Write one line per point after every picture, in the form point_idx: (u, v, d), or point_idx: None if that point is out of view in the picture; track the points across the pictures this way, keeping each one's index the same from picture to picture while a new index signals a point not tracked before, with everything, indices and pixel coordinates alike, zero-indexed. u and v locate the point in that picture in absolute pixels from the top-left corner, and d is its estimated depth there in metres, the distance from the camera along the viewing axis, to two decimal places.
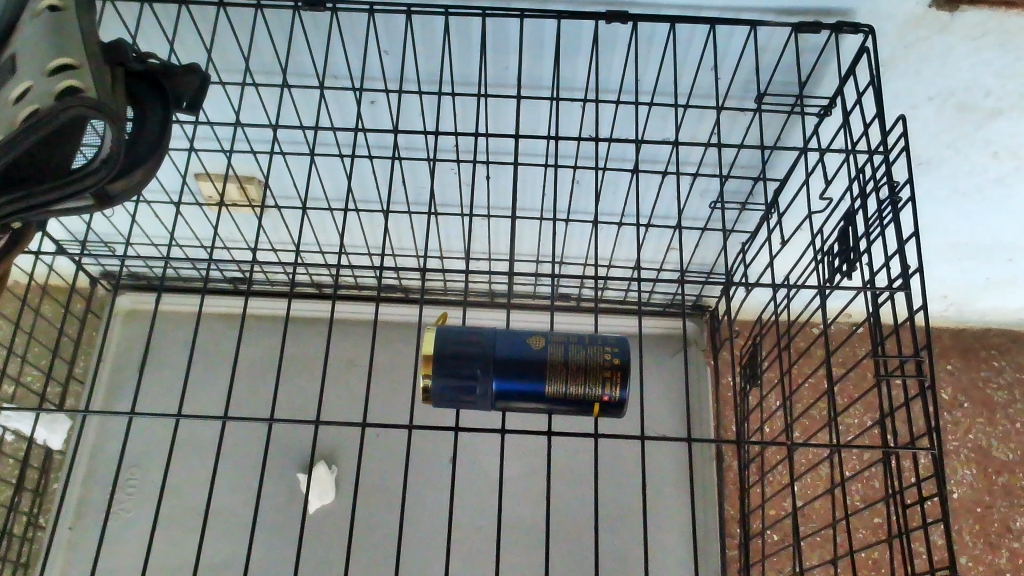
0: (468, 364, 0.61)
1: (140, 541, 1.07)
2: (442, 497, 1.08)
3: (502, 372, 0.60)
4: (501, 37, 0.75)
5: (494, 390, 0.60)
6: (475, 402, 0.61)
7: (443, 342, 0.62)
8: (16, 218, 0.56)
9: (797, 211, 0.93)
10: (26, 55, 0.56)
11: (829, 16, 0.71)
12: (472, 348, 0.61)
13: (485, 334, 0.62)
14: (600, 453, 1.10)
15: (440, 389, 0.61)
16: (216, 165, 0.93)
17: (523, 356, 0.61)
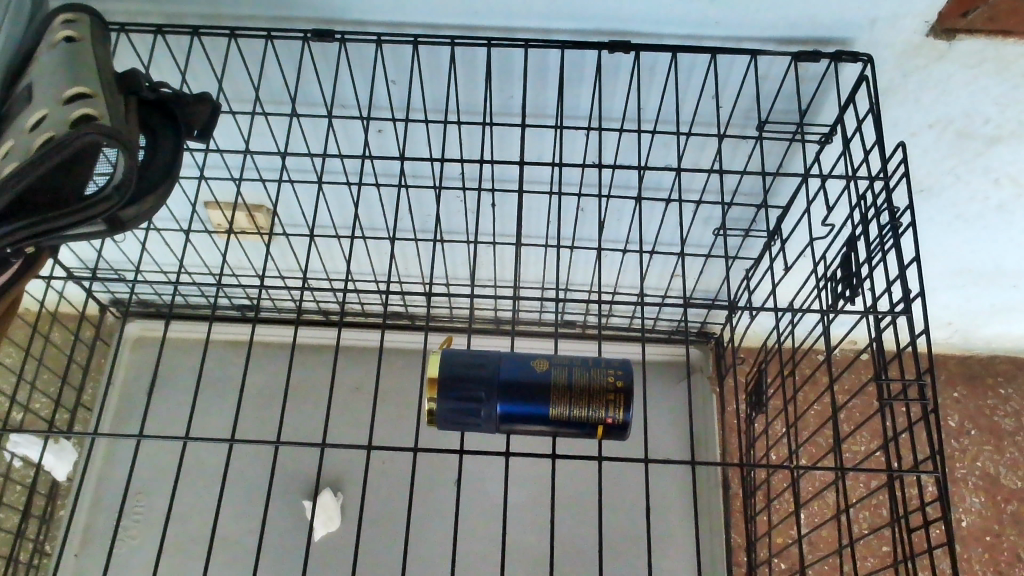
0: (473, 388, 0.61)
1: (146, 568, 1.07)
2: (447, 524, 1.08)
3: (506, 394, 0.61)
4: (506, 66, 0.76)
5: (499, 413, 0.61)
6: (480, 424, 0.62)
7: (448, 364, 0.62)
8: (30, 243, 0.58)
9: (799, 237, 0.94)
10: (43, 84, 0.57)
11: (828, 45, 0.72)
12: (476, 371, 0.62)
13: (490, 356, 0.63)
14: (606, 479, 1.10)
15: (445, 412, 0.61)
16: (225, 193, 0.94)
17: (528, 379, 0.61)
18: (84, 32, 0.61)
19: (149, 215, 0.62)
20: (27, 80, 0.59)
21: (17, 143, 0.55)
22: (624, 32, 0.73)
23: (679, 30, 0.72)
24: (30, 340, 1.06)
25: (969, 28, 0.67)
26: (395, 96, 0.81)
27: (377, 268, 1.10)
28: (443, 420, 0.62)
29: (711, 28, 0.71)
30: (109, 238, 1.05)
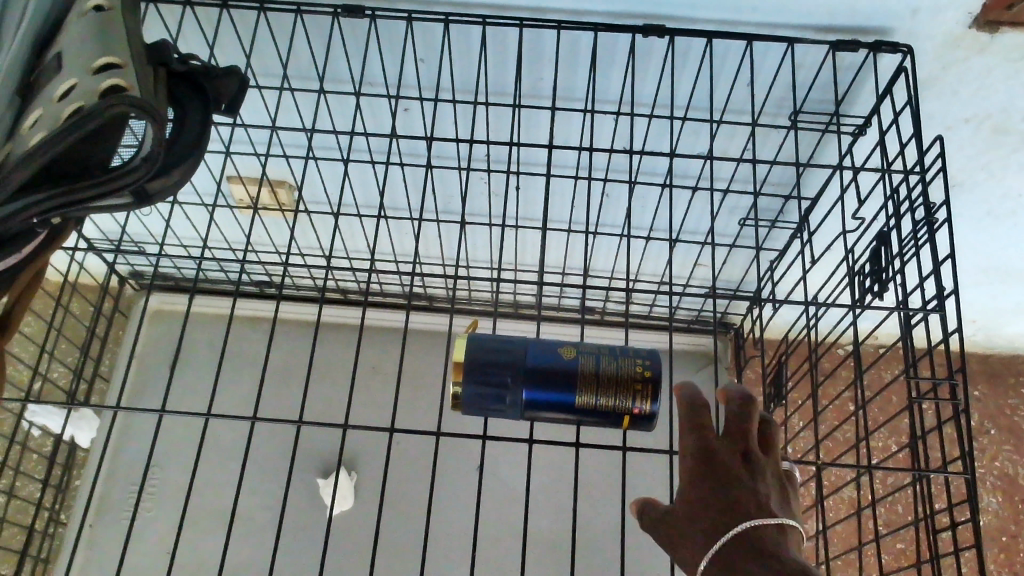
0: (499, 373, 0.61)
1: (166, 541, 1.07)
2: (468, 507, 1.08)
3: (533, 380, 0.60)
4: (538, 47, 0.75)
5: (524, 399, 0.60)
6: (504, 409, 0.61)
7: (473, 349, 0.62)
8: (58, 213, 0.58)
9: (828, 230, 0.92)
10: (72, 53, 0.57)
11: (867, 35, 0.71)
12: (503, 356, 0.61)
13: (515, 342, 0.62)
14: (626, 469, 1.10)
15: (469, 396, 0.61)
16: (250, 169, 0.94)
17: (555, 367, 0.61)
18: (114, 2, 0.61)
19: (177, 189, 0.62)
20: (56, 48, 0.58)
21: (46, 112, 0.55)
22: (659, 16, 0.71)
23: (715, 15, 0.71)
24: (54, 311, 1.07)
25: (1013, 21, 0.65)
26: (424, 75, 0.80)
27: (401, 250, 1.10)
28: (467, 404, 0.61)
29: (748, 14, 0.70)
30: (133, 212, 1.05)
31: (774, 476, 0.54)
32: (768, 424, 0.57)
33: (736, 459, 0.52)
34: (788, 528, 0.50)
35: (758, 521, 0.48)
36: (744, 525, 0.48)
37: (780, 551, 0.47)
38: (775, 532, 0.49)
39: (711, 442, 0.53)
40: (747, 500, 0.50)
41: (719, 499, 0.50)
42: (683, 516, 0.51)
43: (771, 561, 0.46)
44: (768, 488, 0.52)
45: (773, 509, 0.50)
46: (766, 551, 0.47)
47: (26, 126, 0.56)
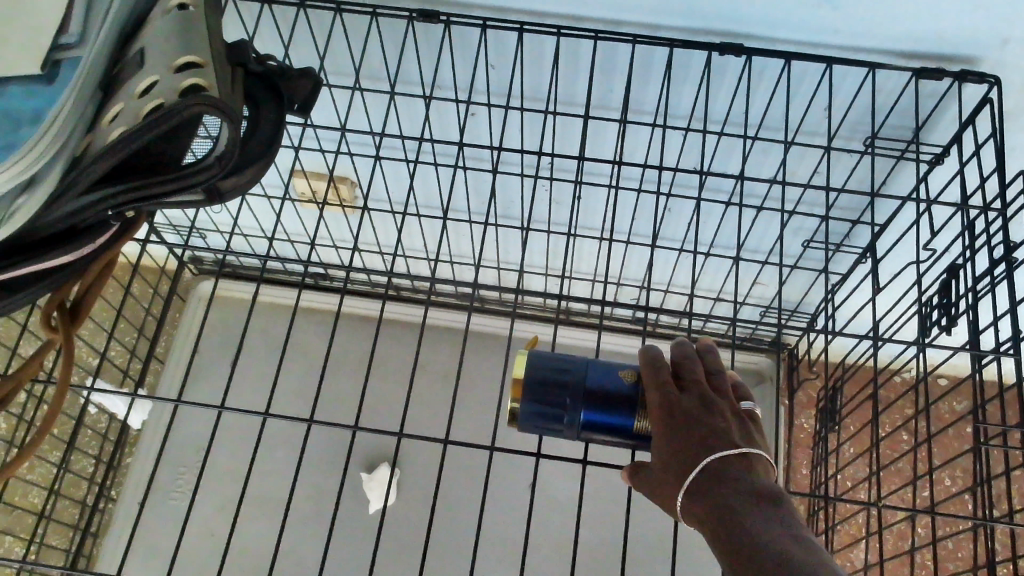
0: (559, 393, 0.60)
1: (223, 527, 1.11)
2: (521, 516, 1.11)
3: (592, 402, 0.59)
4: (611, 60, 0.74)
5: (582, 421, 0.59)
6: (562, 430, 0.60)
7: (534, 366, 0.61)
8: (132, 207, 0.59)
9: (897, 258, 0.90)
10: (154, 50, 0.57)
11: (953, 63, 0.69)
12: (563, 377, 0.60)
13: (577, 362, 0.61)
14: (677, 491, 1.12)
15: (527, 414, 0.60)
16: (314, 163, 0.96)
17: (615, 390, 0.59)
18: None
19: (248, 188, 0.62)
20: (139, 44, 0.59)
21: (126, 108, 0.56)
22: (737, 34, 0.70)
23: (795, 36, 0.69)
24: (123, 297, 1.10)
25: None
26: (494, 82, 0.80)
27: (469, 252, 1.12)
28: (524, 422, 0.61)
29: (830, 36, 0.68)
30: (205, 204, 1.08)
31: (741, 415, 0.52)
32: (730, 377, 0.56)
33: (695, 400, 0.51)
34: (754, 453, 0.48)
35: (722, 450, 0.47)
36: (706, 460, 0.47)
37: (743, 477, 0.46)
38: (736, 459, 0.47)
39: (674, 394, 0.52)
40: (709, 433, 0.48)
41: (683, 440, 0.49)
42: (658, 465, 0.50)
43: (735, 488, 0.45)
44: (734, 420, 0.51)
45: (735, 439, 0.48)
46: (731, 480, 0.45)
47: (107, 120, 0.57)
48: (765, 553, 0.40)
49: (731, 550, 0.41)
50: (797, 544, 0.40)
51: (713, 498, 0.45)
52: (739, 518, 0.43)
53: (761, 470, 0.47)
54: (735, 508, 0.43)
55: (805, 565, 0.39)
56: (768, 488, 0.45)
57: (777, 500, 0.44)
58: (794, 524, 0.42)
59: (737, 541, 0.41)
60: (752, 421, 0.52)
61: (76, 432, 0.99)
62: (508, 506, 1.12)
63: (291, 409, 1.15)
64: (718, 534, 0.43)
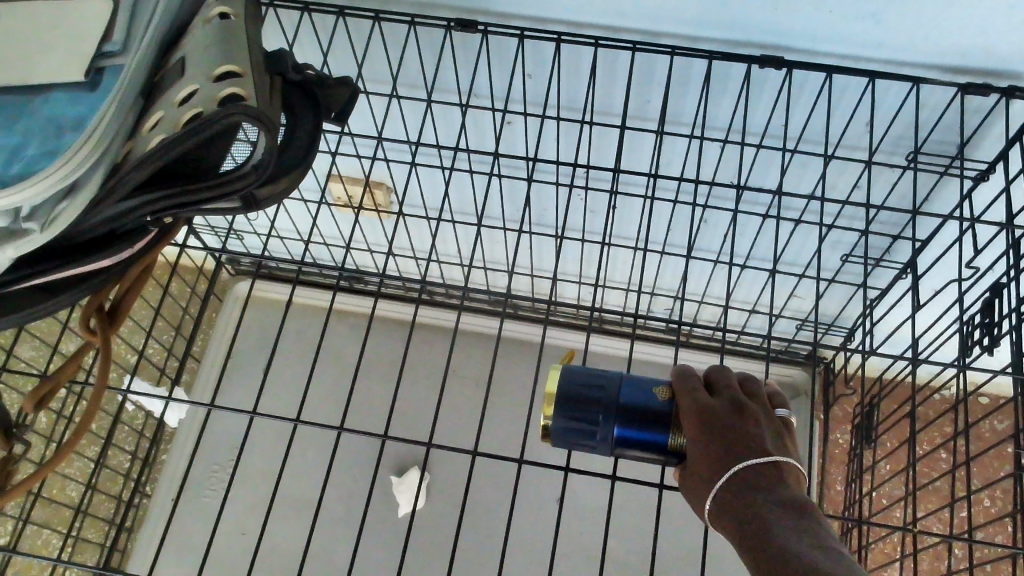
0: (591, 408, 0.56)
1: (254, 527, 1.12)
2: (549, 523, 1.10)
3: (626, 417, 0.55)
4: (649, 70, 0.74)
5: (617, 436, 0.55)
6: (595, 447, 0.56)
7: (565, 380, 0.57)
8: (170, 213, 0.59)
9: (938, 275, 0.88)
10: (195, 59, 0.58)
11: (1000, 78, 0.67)
12: (596, 391, 0.57)
13: (612, 376, 0.58)
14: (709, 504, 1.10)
15: (559, 429, 0.56)
16: (352, 169, 0.97)
17: (651, 407, 0.55)
18: (238, 9, 0.62)
19: (284, 196, 0.63)
20: (180, 52, 0.60)
21: (166, 116, 0.56)
22: (777, 47, 0.69)
23: (838, 50, 0.68)
24: (161, 297, 1.11)
25: None
26: (531, 91, 0.79)
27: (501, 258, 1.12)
28: (556, 438, 0.57)
29: (873, 50, 0.67)
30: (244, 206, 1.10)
31: (779, 425, 0.52)
32: (768, 389, 0.55)
33: (730, 409, 0.51)
34: (789, 462, 0.48)
35: (755, 458, 0.47)
36: (739, 467, 0.46)
37: (777, 485, 0.45)
38: (771, 467, 0.46)
39: (708, 403, 0.52)
40: (742, 442, 0.48)
41: (716, 447, 0.48)
42: (693, 475, 0.49)
43: (767, 497, 0.44)
44: (770, 431, 0.50)
45: (769, 447, 0.48)
46: (764, 487, 0.45)
47: (147, 127, 0.57)
48: (794, 558, 0.39)
49: (760, 556, 0.41)
50: (826, 550, 0.40)
51: (744, 505, 0.44)
52: (769, 525, 0.42)
53: (796, 479, 0.47)
54: (766, 516, 0.43)
55: (833, 571, 0.38)
56: (801, 498, 0.44)
57: (807, 508, 0.43)
58: (826, 532, 0.41)
59: (765, 548, 0.41)
60: (789, 430, 0.52)
61: (114, 429, 1.00)
62: (536, 513, 1.11)
63: (324, 411, 1.16)
64: (747, 540, 0.42)
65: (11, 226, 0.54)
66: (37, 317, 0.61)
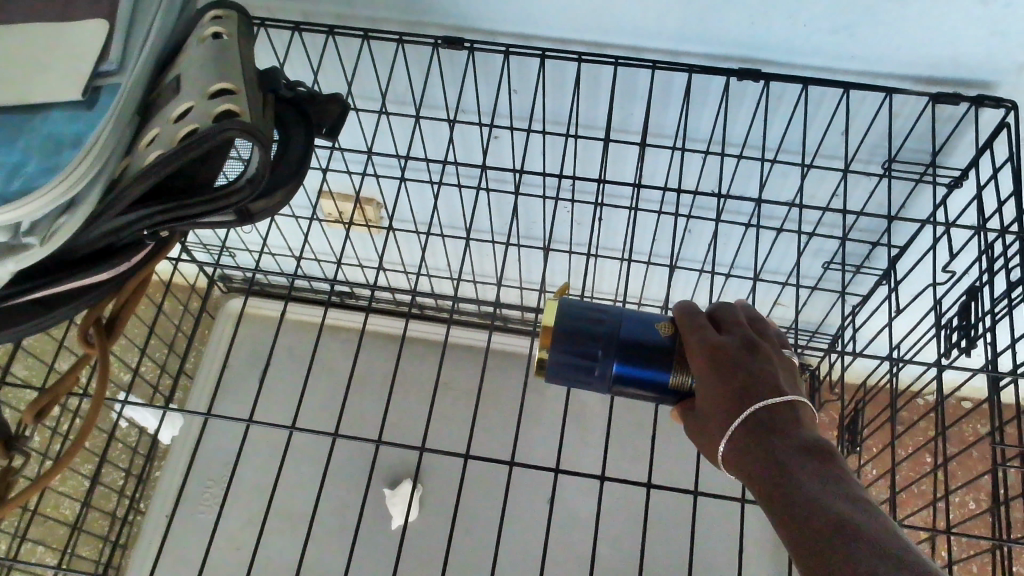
0: (590, 343, 0.56)
1: (248, 540, 1.13)
2: (540, 531, 1.12)
3: (626, 353, 0.55)
4: (631, 85, 0.76)
5: (614, 373, 0.56)
6: (591, 383, 0.57)
7: (565, 315, 0.57)
8: (166, 226, 0.61)
9: (917, 280, 0.91)
10: (190, 77, 0.60)
11: (970, 88, 0.69)
12: (594, 326, 0.57)
13: (613, 313, 0.58)
14: (698, 508, 1.12)
15: (556, 364, 0.56)
16: (342, 185, 0.99)
17: (651, 342, 0.56)
18: (232, 29, 0.64)
19: (277, 209, 0.64)
20: (175, 71, 0.62)
21: (163, 132, 0.58)
22: (755, 60, 0.71)
23: (813, 62, 0.70)
24: (155, 314, 1.13)
25: None
26: (517, 106, 0.82)
27: (490, 271, 1.14)
28: (552, 372, 0.57)
29: (847, 62, 0.70)
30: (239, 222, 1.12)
31: (788, 363, 0.51)
32: (775, 328, 0.54)
33: (741, 346, 0.50)
34: (803, 401, 0.47)
35: (772, 399, 0.46)
36: (756, 407, 0.45)
37: (794, 426, 0.44)
38: (788, 407, 0.45)
39: (719, 341, 0.50)
40: (758, 382, 0.47)
41: (728, 387, 0.47)
42: (705, 414, 0.48)
43: (786, 439, 0.43)
44: (782, 371, 0.49)
45: (784, 387, 0.47)
46: (782, 430, 0.44)
47: (144, 144, 0.59)
48: (822, 510, 0.38)
49: (783, 501, 0.40)
50: (851, 498, 0.39)
51: (763, 447, 0.43)
52: (792, 468, 0.41)
53: (811, 421, 0.46)
54: (787, 459, 0.42)
55: (861, 522, 0.37)
56: (820, 440, 0.43)
57: (828, 450, 0.42)
58: (848, 476, 0.41)
59: (789, 493, 0.40)
60: (798, 369, 0.51)
61: (109, 445, 1.01)
62: (528, 522, 1.13)
63: (317, 424, 1.17)
64: (768, 483, 0.42)
65: (12, 241, 0.56)
66: (36, 330, 0.62)
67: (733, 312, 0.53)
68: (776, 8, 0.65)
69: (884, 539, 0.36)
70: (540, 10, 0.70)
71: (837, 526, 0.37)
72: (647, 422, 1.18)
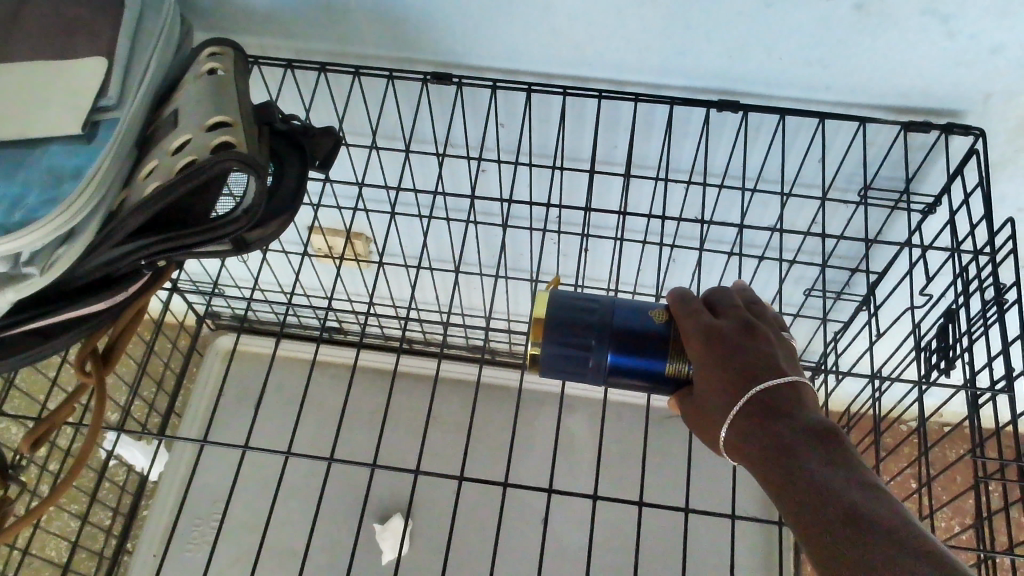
0: (583, 333, 0.58)
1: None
2: (532, 563, 1.12)
3: (619, 342, 0.57)
4: (614, 118, 0.79)
5: (609, 363, 0.57)
6: (585, 374, 0.58)
7: (556, 307, 0.59)
8: (163, 256, 0.62)
9: (896, 304, 0.93)
10: (188, 112, 0.62)
11: (940, 116, 0.72)
12: (586, 316, 0.58)
13: (603, 303, 0.59)
14: (688, 536, 1.13)
15: (549, 357, 0.58)
16: (332, 220, 1.00)
17: (642, 330, 0.57)
18: (227, 65, 0.66)
19: (272, 239, 0.65)
20: (173, 106, 0.64)
21: (161, 164, 0.59)
22: (733, 92, 0.74)
23: (789, 93, 0.73)
24: (145, 351, 1.13)
25: None
26: (504, 140, 0.84)
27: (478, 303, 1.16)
28: (546, 365, 0.58)
29: (821, 93, 0.72)
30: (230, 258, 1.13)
31: (785, 343, 0.53)
32: (772, 309, 0.57)
33: (738, 329, 0.52)
34: (802, 380, 0.50)
35: (771, 381, 0.48)
36: (755, 390, 0.48)
37: (793, 406, 0.47)
38: (786, 388, 0.48)
39: (716, 324, 0.53)
40: (756, 367, 0.49)
41: (728, 370, 0.50)
42: (706, 396, 0.51)
43: (787, 420, 0.46)
44: (780, 351, 0.52)
45: (783, 367, 0.49)
46: (781, 411, 0.46)
47: (143, 176, 0.61)
48: (827, 492, 0.40)
49: (786, 484, 0.42)
50: (850, 475, 0.41)
51: (764, 429, 0.46)
52: (793, 448, 0.44)
53: (810, 397, 0.48)
54: (788, 438, 0.44)
55: (863, 500, 0.40)
56: (819, 418, 0.46)
57: (828, 427, 0.44)
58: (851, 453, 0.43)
59: (795, 474, 0.42)
60: (796, 347, 0.53)
61: (98, 482, 1.01)
62: (520, 553, 1.13)
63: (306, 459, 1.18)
64: (771, 464, 0.44)
65: (11, 270, 0.57)
66: (33, 359, 0.63)
67: (729, 298, 0.56)
68: (753, 40, 0.67)
69: (882, 515, 0.39)
70: (526, 45, 0.72)
71: (837, 506, 0.40)
72: (636, 451, 1.19)
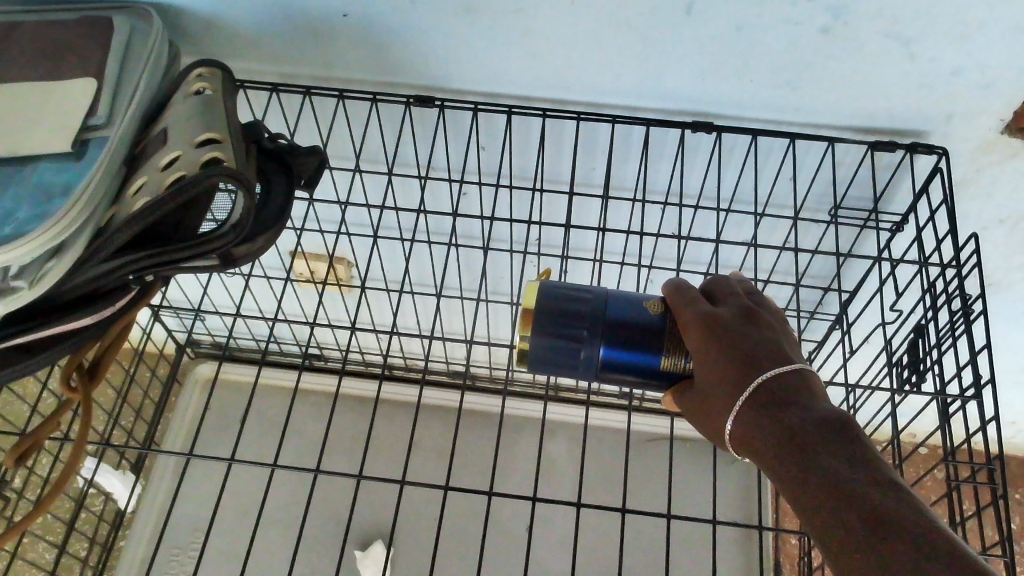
0: (574, 325, 0.59)
1: None
2: None
3: (612, 336, 0.59)
4: (592, 139, 0.81)
5: (601, 358, 0.59)
6: (575, 369, 0.60)
7: (548, 300, 0.60)
8: (151, 272, 0.63)
9: (867, 320, 0.96)
10: (177, 129, 0.63)
11: (904, 137, 0.75)
12: (577, 308, 0.60)
13: (596, 296, 0.61)
14: (670, 555, 1.14)
15: (539, 350, 0.59)
16: (315, 245, 1.02)
17: (635, 324, 0.59)
18: (215, 85, 0.67)
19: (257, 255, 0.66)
20: (163, 124, 0.65)
21: (151, 179, 0.60)
22: (706, 113, 0.77)
23: (761, 115, 0.76)
24: (126, 377, 1.13)
25: None
26: (484, 162, 0.86)
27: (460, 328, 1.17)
28: (535, 360, 0.60)
29: (792, 114, 0.75)
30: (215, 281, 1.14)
31: (786, 330, 0.55)
32: (771, 299, 0.59)
33: (740, 319, 0.54)
34: (807, 368, 0.51)
35: (774, 370, 0.50)
36: (760, 380, 0.49)
37: (799, 396, 0.48)
38: (790, 377, 0.49)
39: (716, 314, 0.55)
40: (760, 357, 0.51)
41: (731, 358, 0.51)
42: (708, 383, 0.53)
43: (794, 410, 0.47)
44: (782, 339, 0.53)
45: (785, 354, 0.51)
46: (786, 401, 0.48)
47: (131, 192, 0.61)
48: (842, 490, 0.42)
49: (799, 478, 0.43)
50: (858, 466, 0.43)
51: (770, 417, 0.47)
52: (800, 438, 0.45)
53: (815, 385, 0.50)
54: (795, 426, 0.46)
55: (878, 498, 0.41)
56: (825, 406, 0.47)
57: (834, 414, 0.46)
58: (864, 445, 0.44)
59: (808, 467, 0.43)
60: (797, 335, 0.55)
61: (77, 510, 1.00)
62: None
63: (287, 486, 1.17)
64: (781, 453, 0.45)
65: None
66: (18, 375, 0.63)
67: (730, 290, 0.58)
68: (725, 63, 0.70)
69: (892, 511, 0.40)
70: (506, 69, 0.75)
71: (852, 501, 0.41)
72: (617, 475, 1.20)
